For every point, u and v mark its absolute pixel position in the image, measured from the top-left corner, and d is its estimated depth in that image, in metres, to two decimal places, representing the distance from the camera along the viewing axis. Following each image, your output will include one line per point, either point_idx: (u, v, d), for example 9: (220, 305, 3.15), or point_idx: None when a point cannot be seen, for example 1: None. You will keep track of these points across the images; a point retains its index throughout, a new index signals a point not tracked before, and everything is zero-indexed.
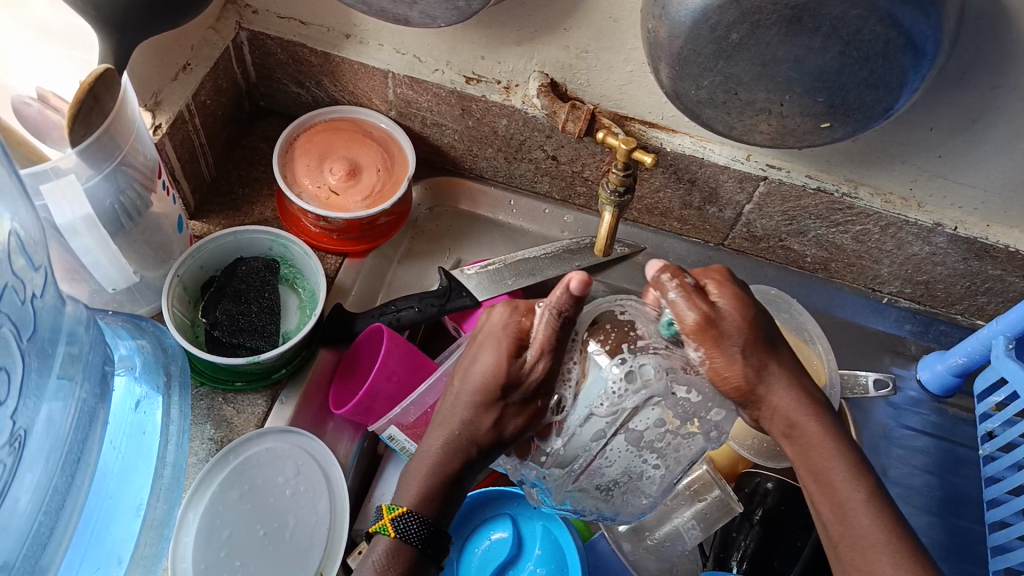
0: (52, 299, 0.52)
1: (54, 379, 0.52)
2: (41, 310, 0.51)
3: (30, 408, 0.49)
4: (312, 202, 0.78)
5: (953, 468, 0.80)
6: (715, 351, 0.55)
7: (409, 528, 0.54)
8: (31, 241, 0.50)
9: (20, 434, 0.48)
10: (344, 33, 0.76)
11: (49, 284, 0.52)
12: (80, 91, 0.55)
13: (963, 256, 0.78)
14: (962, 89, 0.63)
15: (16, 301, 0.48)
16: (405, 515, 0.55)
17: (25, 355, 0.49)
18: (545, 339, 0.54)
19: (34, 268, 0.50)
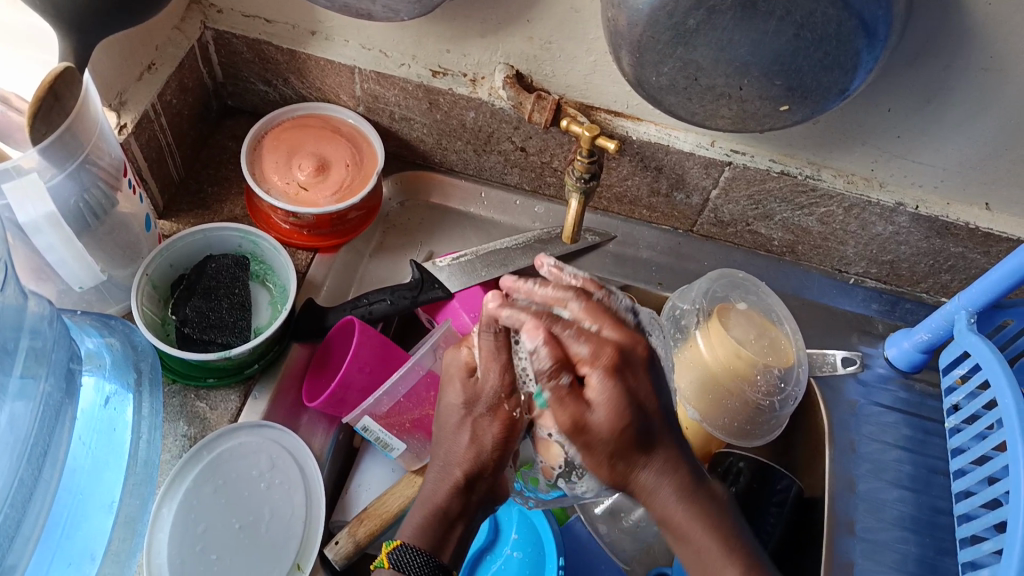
0: (13, 297, 0.53)
1: (15, 380, 0.54)
2: (1, 307, 0.52)
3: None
4: (281, 198, 0.78)
5: (922, 442, 0.82)
6: (586, 451, 0.54)
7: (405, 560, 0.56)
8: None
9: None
10: (309, 30, 0.76)
11: (13, 281, 0.54)
12: (40, 89, 0.55)
13: (925, 235, 0.79)
14: (916, 71, 0.64)
15: None
16: (402, 546, 0.57)
17: None
18: (494, 352, 0.57)
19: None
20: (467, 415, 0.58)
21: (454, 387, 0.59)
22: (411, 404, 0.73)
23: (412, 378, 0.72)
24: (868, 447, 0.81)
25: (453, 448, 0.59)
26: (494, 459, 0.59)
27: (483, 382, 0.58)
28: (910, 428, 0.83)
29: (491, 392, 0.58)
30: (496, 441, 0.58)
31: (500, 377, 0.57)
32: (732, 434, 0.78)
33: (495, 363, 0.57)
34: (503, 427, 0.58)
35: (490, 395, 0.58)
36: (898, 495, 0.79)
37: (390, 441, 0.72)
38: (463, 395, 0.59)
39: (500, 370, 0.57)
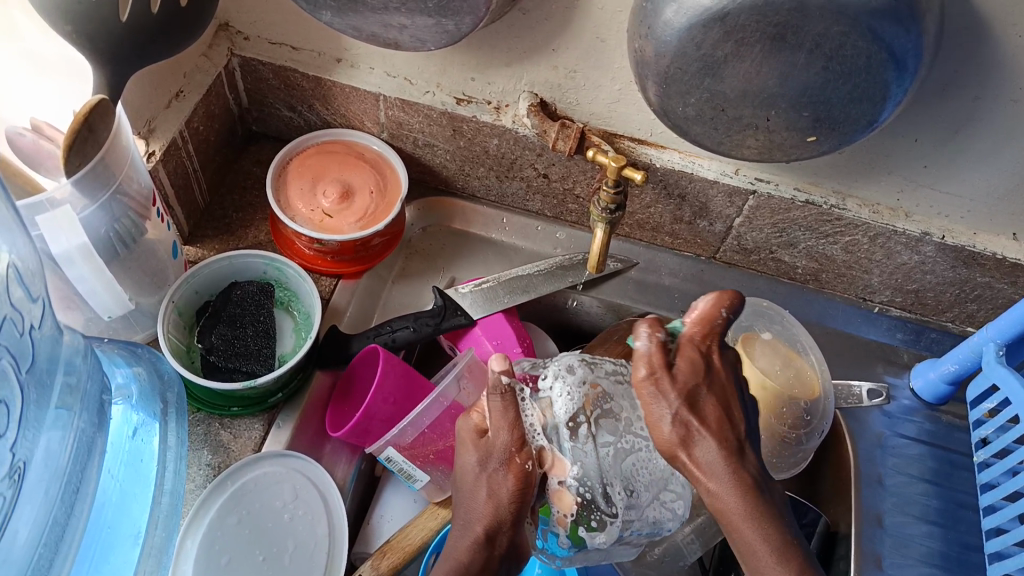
0: (51, 329, 0.52)
1: (55, 413, 0.52)
2: (40, 341, 0.51)
3: (31, 439, 0.50)
4: (306, 225, 0.78)
5: (948, 475, 0.81)
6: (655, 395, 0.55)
7: None
8: (26, 270, 0.50)
9: (19, 466, 0.48)
10: (334, 57, 0.77)
11: (48, 317, 0.52)
12: (75, 121, 0.56)
13: (951, 264, 0.79)
14: (944, 101, 0.64)
15: (15, 332, 0.48)
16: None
17: (25, 387, 0.49)
18: (505, 410, 0.60)
19: (31, 298, 0.50)
20: (483, 471, 0.59)
21: (468, 450, 0.60)
22: (435, 435, 0.73)
23: (435, 409, 0.72)
24: (894, 479, 0.80)
25: (477, 501, 0.58)
26: (513, 514, 0.58)
27: (493, 440, 0.60)
28: (936, 460, 0.82)
29: (504, 447, 0.59)
30: (513, 495, 0.58)
31: (511, 433, 0.59)
32: (779, 468, 0.78)
33: (504, 422, 0.59)
34: (517, 480, 0.58)
35: (503, 450, 0.59)
36: (925, 530, 0.77)
37: (413, 472, 0.72)
38: (478, 453, 0.59)
39: (509, 428, 0.59)
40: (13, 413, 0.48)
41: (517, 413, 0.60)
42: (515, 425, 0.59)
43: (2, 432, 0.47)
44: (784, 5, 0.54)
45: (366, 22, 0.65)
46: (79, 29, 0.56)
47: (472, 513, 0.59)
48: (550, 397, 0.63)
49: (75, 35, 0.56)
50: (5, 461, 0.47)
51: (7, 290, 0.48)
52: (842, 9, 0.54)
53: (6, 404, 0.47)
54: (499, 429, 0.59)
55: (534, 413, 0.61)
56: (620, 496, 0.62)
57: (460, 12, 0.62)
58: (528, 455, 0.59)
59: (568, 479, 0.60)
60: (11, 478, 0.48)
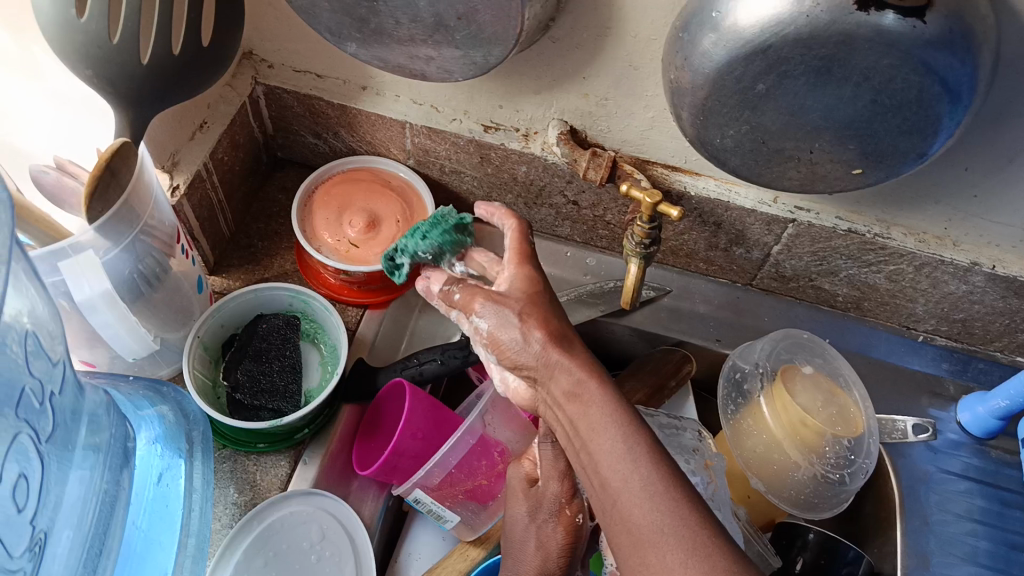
0: (70, 394, 0.52)
1: (76, 472, 0.52)
2: (59, 407, 0.50)
3: (49, 510, 0.49)
4: (332, 256, 0.77)
5: (999, 514, 0.77)
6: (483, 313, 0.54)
7: None
8: (46, 334, 0.49)
9: (40, 537, 0.47)
10: (360, 85, 0.75)
11: (68, 379, 0.51)
12: (97, 166, 0.56)
13: (1001, 294, 0.75)
14: (998, 131, 0.60)
15: (35, 404, 0.47)
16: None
17: (43, 457, 0.48)
18: (556, 458, 0.62)
19: (53, 364, 0.49)
20: (534, 522, 0.62)
21: (519, 500, 0.64)
22: (463, 474, 0.71)
23: (462, 447, 0.70)
24: (940, 517, 0.77)
25: (526, 552, 0.61)
26: (561, 567, 0.60)
27: (543, 490, 0.63)
28: (984, 498, 0.78)
29: (554, 497, 0.62)
30: (561, 548, 0.61)
31: (561, 483, 0.62)
32: (797, 506, 0.75)
33: (554, 472, 0.62)
34: (566, 533, 0.61)
35: (553, 501, 0.62)
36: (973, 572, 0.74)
37: (443, 514, 0.71)
38: (528, 504, 0.63)
39: (559, 479, 0.62)
40: (33, 486, 0.47)
41: (568, 464, 0.63)
42: (564, 476, 0.62)
43: (22, 506, 0.46)
44: (830, 39, 0.51)
45: (392, 54, 0.63)
46: (100, 73, 0.56)
47: (521, 563, 0.61)
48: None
49: (97, 79, 0.56)
50: (26, 535, 0.46)
51: (26, 362, 0.46)
52: (894, 41, 0.50)
53: (25, 476, 0.46)
54: (548, 477, 0.62)
55: None
56: None
57: (488, 44, 0.59)
58: (579, 507, 0.62)
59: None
60: (32, 550, 0.46)
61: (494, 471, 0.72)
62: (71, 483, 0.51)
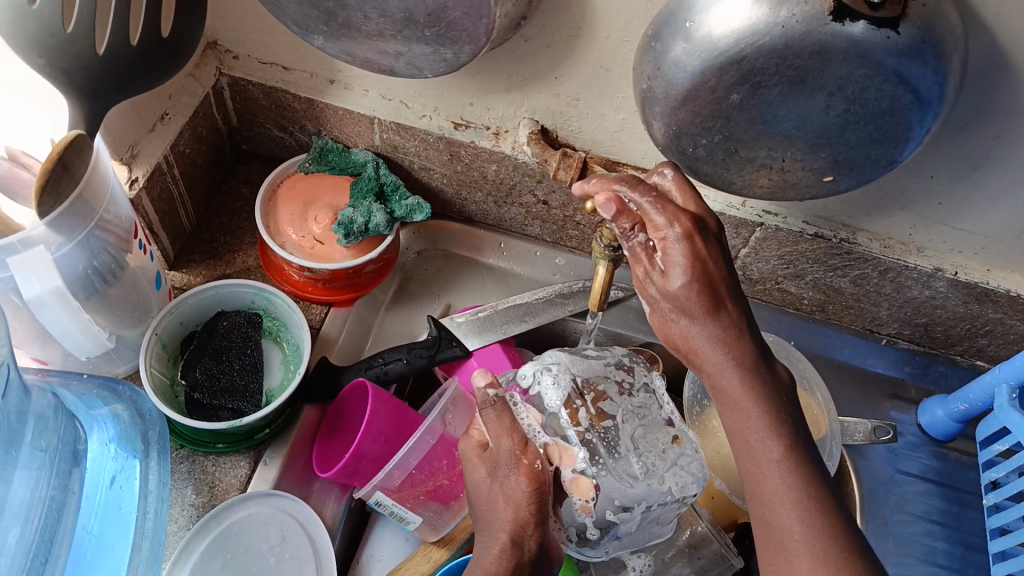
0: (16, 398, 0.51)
1: (19, 475, 0.52)
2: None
3: None
4: (296, 253, 0.76)
5: (955, 515, 0.78)
6: (666, 283, 0.52)
7: None
8: None
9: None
10: (328, 78, 0.74)
11: (12, 381, 0.51)
12: (49, 159, 0.54)
13: (962, 300, 0.76)
14: (964, 140, 0.61)
15: None
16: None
17: None
18: (499, 417, 0.61)
19: None
20: (495, 479, 0.60)
21: (476, 466, 0.61)
22: (424, 474, 0.70)
23: (420, 446, 0.69)
24: (898, 517, 0.78)
25: (497, 510, 0.60)
26: (533, 514, 0.59)
27: (497, 449, 0.61)
28: (942, 499, 0.79)
29: (509, 451, 0.60)
30: (530, 496, 0.59)
31: (511, 436, 0.60)
32: None
33: (502, 428, 0.61)
34: (530, 480, 0.59)
35: (508, 455, 0.60)
36: (930, 571, 0.75)
37: (405, 515, 0.70)
38: (486, 465, 0.60)
39: (509, 433, 0.60)
40: None
41: (513, 418, 0.61)
42: (514, 430, 0.60)
43: None
44: (805, 49, 0.51)
45: (360, 48, 0.62)
46: (53, 62, 0.55)
47: (497, 521, 0.59)
48: (539, 392, 0.64)
49: (49, 68, 0.55)
50: None
51: None
52: (863, 50, 0.51)
53: None
54: (499, 437, 0.60)
55: (530, 416, 0.63)
56: (637, 465, 0.62)
57: (459, 41, 0.59)
58: (535, 454, 0.60)
59: (580, 465, 0.61)
60: None
61: (455, 471, 0.71)
62: (13, 488, 0.51)
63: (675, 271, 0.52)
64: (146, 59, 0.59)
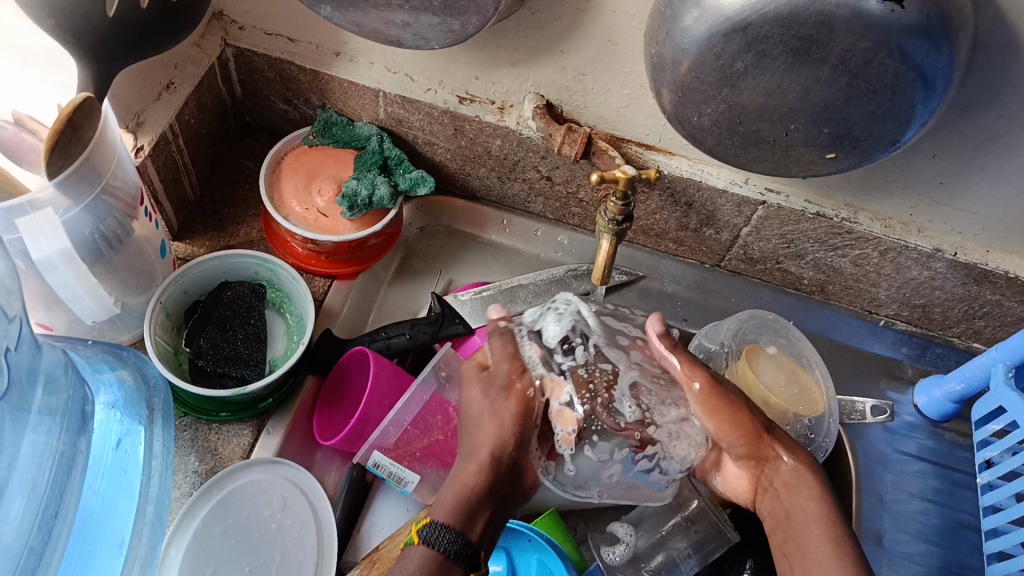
0: (28, 351, 0.52)
1: (28, 436, 0.52)
2: (16, 362, 0.50)
3: None
4: (300, 224, 0.76)
5: (949, 494, 0.79)
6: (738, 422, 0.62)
7: (436, 534, 0.55)
8: (2, 290, 0.49)
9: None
10: (333, 50, 0.74)
11: (26, 335, 0.51)
12: (58, 120, 0.54)
13: (962, 281, 0.76)
14: (967, 119, 0.61)
15: None
16: (434, 523, 0.56)
17: None
18: (501, 346, 0.63)
19: (9, 319, 0.49)
20: (488, 399, 0.63)
21: (472, 385, 0.64)
22: (418, 431, 0.72)
23: (417, 404, 0.71)
24: (894, 496, 0.79)
25: (482, 428, 0.62)
26: (515, 435, 0.61)
27: (495, 370, 0.63)
28: (937, 479, 0.80)
29: (505, 374, 0.62)
30: (517, 419, 0.61)
31: (510, 363, 0.62)
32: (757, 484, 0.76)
33: (503, 354, 0.63)
34: (520, 405, 0.61)
35: (504, 376, 0.62)
36: (924, 549, 0.76)
37: (403, 474, 0.70)
38: (481, 385, 0.64)
39: (509, 360, 0.63)
40: None
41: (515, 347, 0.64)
42: (514, 358, 0.63)
43: None
44: (810, 19, 0.51)
45: (366, 19, 0.62)
46: (63, 23, 0.55)
47: (479, 438, 0.62)
48: (539, 327, 0.64)
49: (59, 29, 0.55)
50: None
51: None
52: (872, 24, 0.51)
53: None
54: (498, 361, 0.63)
55: (532, 346, 0.63)
56: (630, 410, 0.61)
57: (466, 12, 0.59)
58: (529, 382, 0.62)
59: (567, 397, 0.61)
60: None
61: (450, 428, 0.73)
62: (23, 446, 0.51)
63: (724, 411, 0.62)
64: (153, 25, 0.59)
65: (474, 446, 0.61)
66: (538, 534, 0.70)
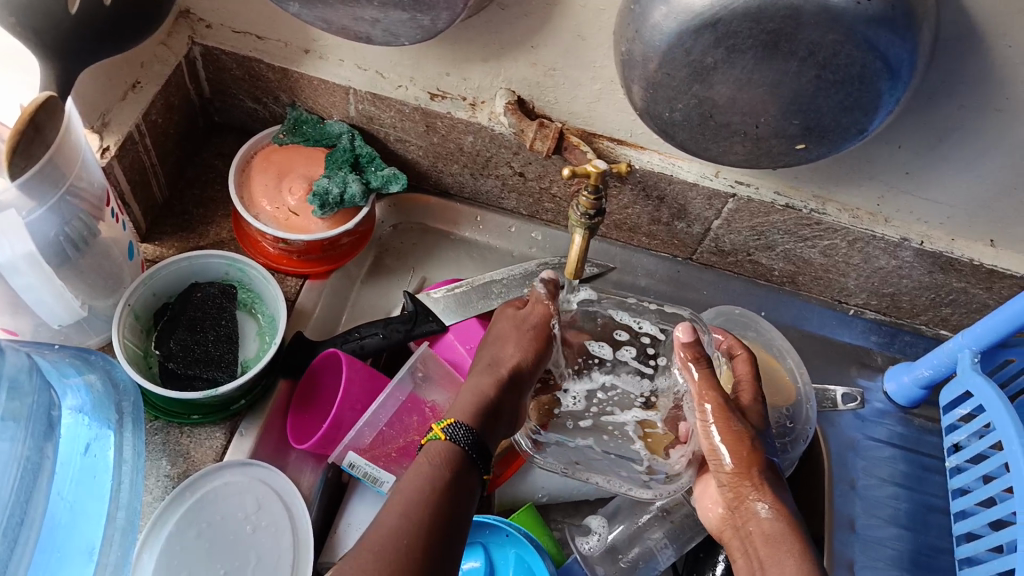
0: None
1: None
2: None
3: None
4: (271, 223, 0.75)
5: (919, 478, 0.81)
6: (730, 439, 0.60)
7: (458, 432, 0.56)
8: None
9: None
10: (302, 48, 0.73)
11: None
12: (19, 120, 0.53)
13: (928, 269, 0.78)
14: (931, 110, 0.62)
15: None
16: (458, 423, 0.56)
17: None
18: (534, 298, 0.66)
19: None
20: (517, 329, 0.64)
21: (503, 316, 0.65)
22: (394, 432, 0.72)
23: (391, 406, 0.71)
24: (866, 481, 0.80)
25: (501, 354, 0.62)
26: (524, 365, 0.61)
27: (530, 313, 0.65)
28: (907, 464, 0.81)
29: (540, 318, 0.65)
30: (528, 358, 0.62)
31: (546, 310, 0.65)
32: None
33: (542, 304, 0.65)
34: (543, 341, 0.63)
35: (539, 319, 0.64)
36: (895, 532, 0.77)
37: (379, 474, 0.69)
38: (511, 318, 0.65)
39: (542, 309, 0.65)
40: None
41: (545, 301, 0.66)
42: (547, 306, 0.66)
43: None
44: (777, 13, 0.52)
45: (335, 15, 0.61)
46: (23, 20, 0.54)
47: (497, 359, 0.62)
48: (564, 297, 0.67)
49: (19, 26, 0.54)
50: None
51: None
52: (838, 17, 0.51)
53: None
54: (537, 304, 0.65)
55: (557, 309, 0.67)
56: (575, 400, 0.68)
57: (435, 7, 0.59)
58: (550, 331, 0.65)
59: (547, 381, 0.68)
60: None
61: (427, 427, 0.73)
62: None
63: (722, 425, 0.60)
64: (117, 22, 0.58)
65: (488, 368, 0.61)
66: (516, 528, 0.70)
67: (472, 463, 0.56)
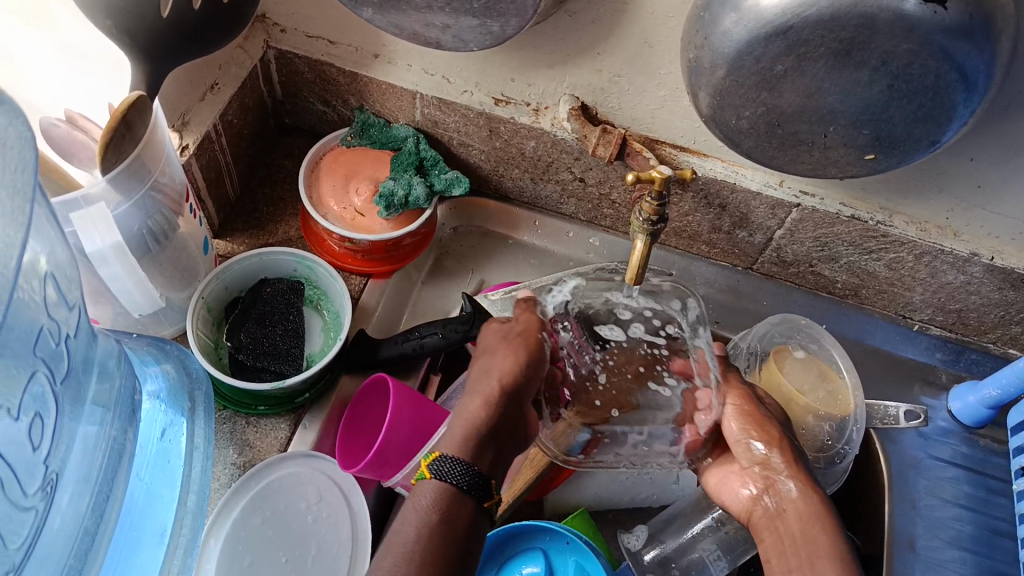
0: (85, 335, 0.53)
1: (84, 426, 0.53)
2: (75, 348, 0.51)
3: (62, 452, 0.50)
4: (338, 224, 0.78)
5: (984, 501, 0.78)
6: (751, 421, 0.62)
7: (444, 468, 0.51)
8: (65, 280, 0.50)
9: (51, 477, 0.49)
10: (372, 53, 0.75)
11: (82, 325, 0.53)
12: (114, 118, 0.56)
13: (998, 286, 0.76)
14: (1004, 122, 0.61)
15: (51, 344, 0.49)
16: (443, 456, 0.52)
17: (59, 398, 0.50)
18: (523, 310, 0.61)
19: (69, 307, 0.51)
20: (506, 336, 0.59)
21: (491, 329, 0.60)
22: None
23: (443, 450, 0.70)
24: (928, 502, 0.78)
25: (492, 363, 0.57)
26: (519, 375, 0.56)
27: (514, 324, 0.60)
28: (971, 485, 0.79)
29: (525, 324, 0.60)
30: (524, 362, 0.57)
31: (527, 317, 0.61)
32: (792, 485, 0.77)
33: (525, 321, 0.60)
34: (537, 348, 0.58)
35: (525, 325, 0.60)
36: (957, 556, 0.75)
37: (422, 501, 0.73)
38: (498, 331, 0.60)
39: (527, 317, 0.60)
40: (47, 426, 0.48)
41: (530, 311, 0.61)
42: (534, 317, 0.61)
43: (37, 446, 0.47)
44: (851, 21, 0.52)
45: (408, 21, 0.63)
46: (119, 23, 0.57)
47: (487, 373, 0.57)
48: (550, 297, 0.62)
49: (115, 29, 0.57)
50: (39, 474, 0.48)
51: (45, 305, 0.48)
52: (914, 26, 0.51)
53: (41, 415, 0.47)
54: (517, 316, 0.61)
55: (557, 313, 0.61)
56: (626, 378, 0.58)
57: (506, 14, 0.60)
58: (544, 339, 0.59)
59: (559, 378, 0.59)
60: (43, 489, 0.48)
61: None
62: (81, 432, 0.52)
63: (745, 405, 0.63)
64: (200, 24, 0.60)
65: (476, 385, 0.57)
66: (576, 536, 0.70)
67: (466, 496, 0.52)
